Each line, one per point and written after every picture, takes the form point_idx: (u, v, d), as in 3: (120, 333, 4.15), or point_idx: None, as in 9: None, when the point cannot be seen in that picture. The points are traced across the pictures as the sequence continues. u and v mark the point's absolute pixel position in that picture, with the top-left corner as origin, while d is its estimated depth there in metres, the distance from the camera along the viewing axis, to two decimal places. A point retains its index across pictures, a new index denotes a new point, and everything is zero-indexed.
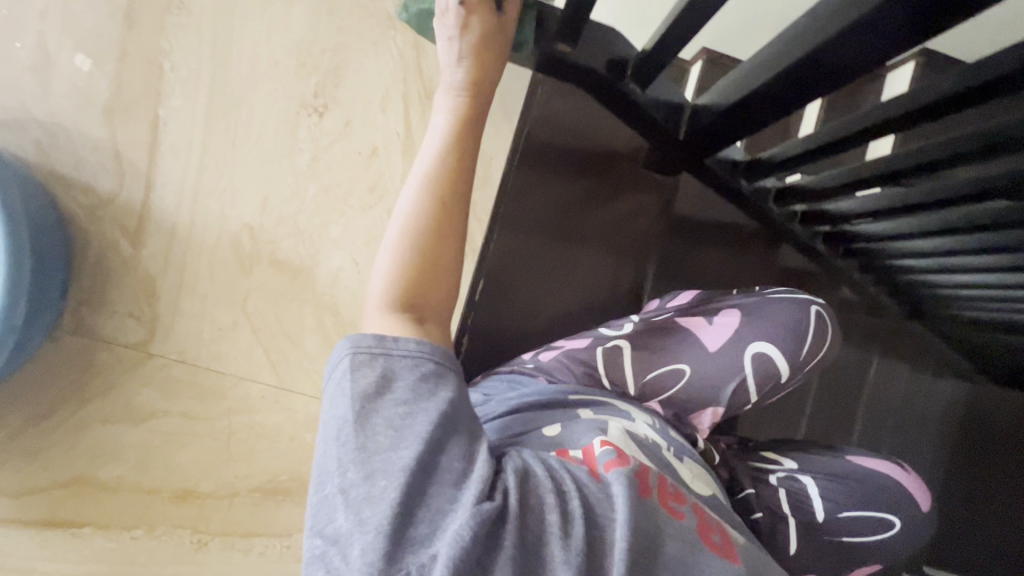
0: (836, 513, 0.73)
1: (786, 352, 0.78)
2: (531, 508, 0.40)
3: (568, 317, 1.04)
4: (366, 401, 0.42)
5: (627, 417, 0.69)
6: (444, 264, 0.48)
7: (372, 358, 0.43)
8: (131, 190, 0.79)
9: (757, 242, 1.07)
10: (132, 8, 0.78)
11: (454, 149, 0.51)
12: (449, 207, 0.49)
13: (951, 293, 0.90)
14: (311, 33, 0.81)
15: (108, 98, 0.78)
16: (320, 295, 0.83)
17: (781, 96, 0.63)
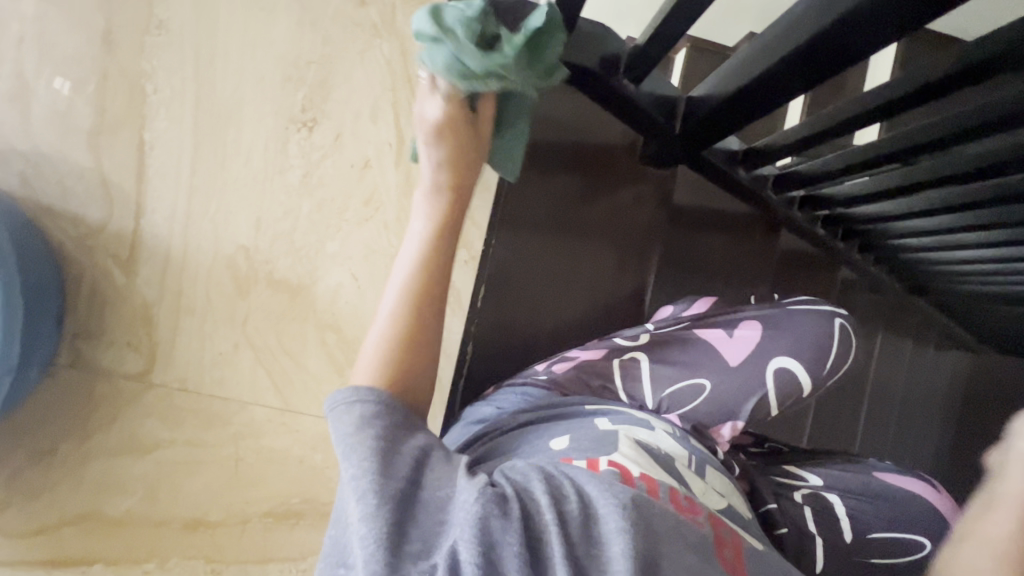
0: (867, 535, 0.69)
1: (810, 367, 0.74)
2: (531, 512, 0.37)
3: (573, 316, 1.03)
4: (350, 436, 0.43)
5: (649, 429, 0.66)
6: (419, 369, 0.50)
7: (351, 407, 0.45)
8: (121, 217, 0.77)
9: (756, 229, 1.09)
10: (110, 31, 0.76)
11: (431, 256, 0.54)
12: (427, 310, 0.52)
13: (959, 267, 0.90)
14: (295, 47, 0.79)
15: (91, 124, 0.76)
16: (322, 313, 0.80)
17: (790, 79, 0.59)
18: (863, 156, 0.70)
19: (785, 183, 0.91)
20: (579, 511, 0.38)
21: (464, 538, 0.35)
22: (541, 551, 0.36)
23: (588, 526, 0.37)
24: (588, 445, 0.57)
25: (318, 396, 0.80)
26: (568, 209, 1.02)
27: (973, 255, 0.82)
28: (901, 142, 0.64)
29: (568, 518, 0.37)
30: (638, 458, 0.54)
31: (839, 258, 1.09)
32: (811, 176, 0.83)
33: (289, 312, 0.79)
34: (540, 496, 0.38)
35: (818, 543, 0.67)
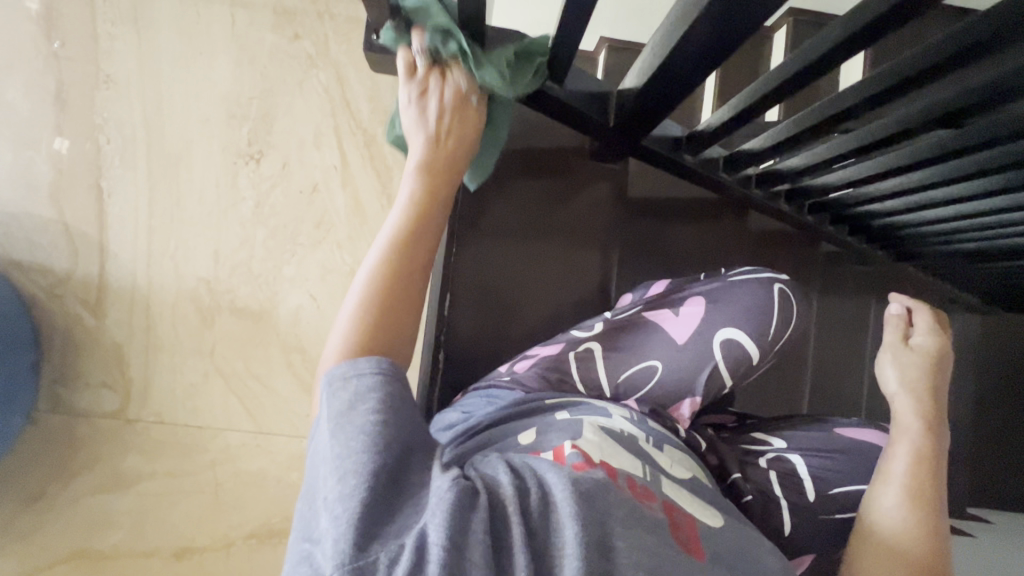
0: (829, 490, 0.70)
1: (753, 334, 0.76)
2: (497, 502, 0.38)
3: (550, 317, 1.04)
4: (339, 417, 0.40)
5: (604, 414, 0.65)
6: (399, 336, 0.48)
7: (345, 381, 0.43)
8: (87, 264, 0.81)
9: (722, 213, 1.11)
10: (62, 91, 0.81)
11: (413, 232, 0.52)
12: (407, 282, 0.50)
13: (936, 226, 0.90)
14: (236, 85, 0.82)
15: (51, 180, 0.81)
16: (285, 334, 0.83)
17: (708, 45, 0.61)
18: (807, 122, 0.69)
19: (738, 161, 0.92)
20: (538, 503, 0.38)
21: (435, 518, 0.35)
22: (505, 536, 0.36)
23: (549, 516, 0.37)
24: (553, 436, 0.56)
25: (290, 416, 0.83)
26: (529, 211, 1.04)
27: (951, 212, 0.83)
28: (835, 105, 0.63)
29: (530, 511, 0.38)
30: (602, 443, 0.51)
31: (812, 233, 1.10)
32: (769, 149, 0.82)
33: (254, 337, 0.82)
34: (504, 488, 0.39)
35: (783, 505, 0.69)
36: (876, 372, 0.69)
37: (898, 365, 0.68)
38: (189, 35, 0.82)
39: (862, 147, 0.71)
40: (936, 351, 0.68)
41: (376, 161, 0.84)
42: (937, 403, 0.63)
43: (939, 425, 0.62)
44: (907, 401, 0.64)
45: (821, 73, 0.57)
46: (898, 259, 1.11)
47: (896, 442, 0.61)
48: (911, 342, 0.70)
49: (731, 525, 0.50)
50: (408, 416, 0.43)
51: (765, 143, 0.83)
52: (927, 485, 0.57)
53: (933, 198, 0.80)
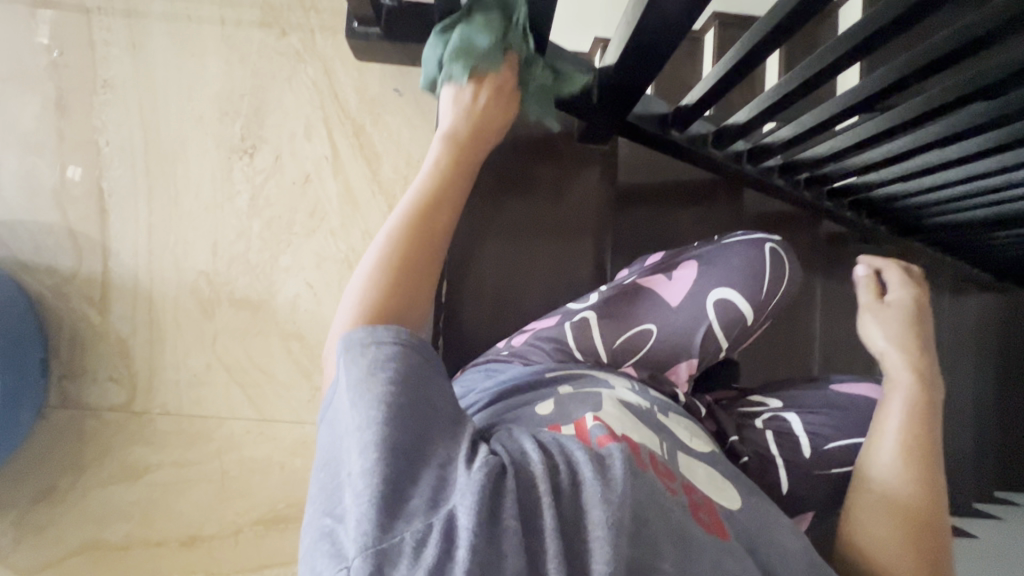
0: (824, 446, 0.66)
1: (748, 293, 0.73)
2: (527, 483, 0.35)
3: (550, 300, 1.02)
4: (360, 387, 0.38)
5: (611, 386, 0.60)
6: (413, 295, 0.48)
7: (366, 350, 0.40)
8: (90, 263, 0.84)
9: (720, 193, 1.12)
10: (62, 97, 0.84)
11: (427, 215, 0.51)
12: (425, 249, 0.50)
13: (945, 194, 0.88)
14: (227, 84, 0.85)
15: (54, 183, 0.84)
16: (283, 322, 0.85)
17: (677, 13, 0.62)
18: (796, 81, 0.68)
19: (723, 135, 0.93)
20: (567, 484, 0.36)
21: (464, 503, 0.33)
22: (534, 521, 0.34)
23: (577, 496, 0.35)
24: (572, 408, 0.52)
25: (291, 403, 0.84)
26: (528, 194, 1.03)
27: (962, 176, 0.80)
28: (824, 60, 0.62)
29: (561, 492, 0.35)
30: (621, 418, 0.50)
31: (812, 209, 1.10)
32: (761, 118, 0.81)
33: (254, 327, 0.84)
34: (534, 465, 0.36)
35: (780, 466, 0.65)
36: (861, 334, 0.67)
37: (881, 324, 0.65)
38: (181, 37, 0.85)
39: (853, 108, 0.71)
40: (913, 304, 0.66)
41: (366, 150, 0.86)
42: (926, 358, 0.60)
43: (931, 373, 0.59)
44: (896, 356, 0.61)
45: (808, 19, 0.57)
46: (901, 233, 1.11)
47: (890, 398, 0.58)
48: (886, 298, 0.68)
49: (748, 510, 0.47)
50: (437, 383, 0.41)
51: (752, 113, 0.83)
52: (922, 441, 0.54)
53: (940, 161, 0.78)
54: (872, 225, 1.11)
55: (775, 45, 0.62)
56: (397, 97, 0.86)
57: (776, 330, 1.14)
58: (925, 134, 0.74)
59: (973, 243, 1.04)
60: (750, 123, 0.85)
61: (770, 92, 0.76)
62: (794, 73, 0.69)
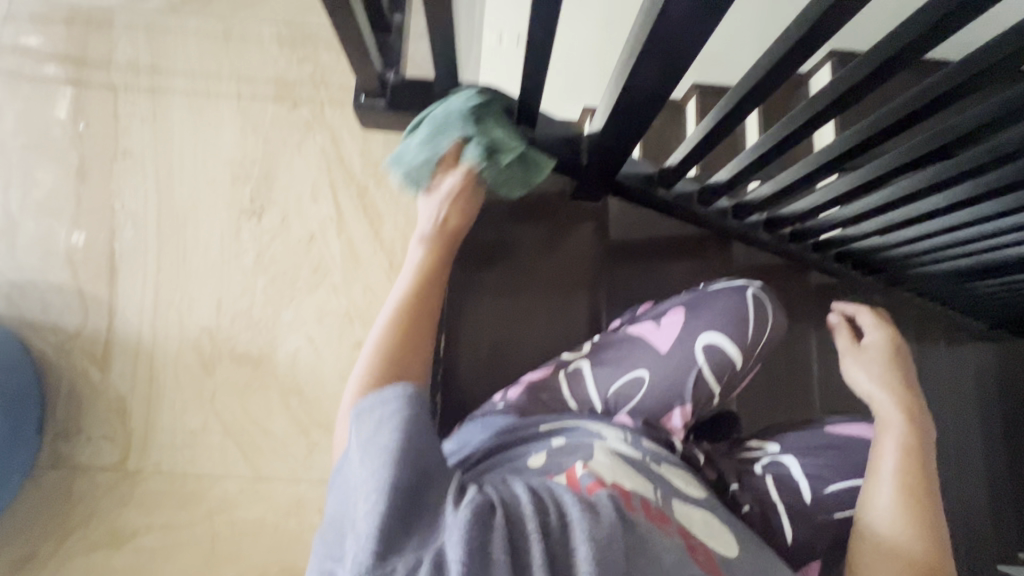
0: (823, 489, 0.66)
1: (735, 337, 0.73)
2: (516, 521, 0.35)
3: (548, 354, 1.03)
4: (368, 435, 0.40)
5: (602, 438, 0.60)
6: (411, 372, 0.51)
7: (375, 401, 0.43)
8: (95, 321, 0.85)
9: (711, 245, 1.16)
10: (83, 165, 0.89)
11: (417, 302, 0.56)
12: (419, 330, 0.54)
13: (926, 244, 0.92)
14: (240, 151, 0.91)
15: (67, 244, 0.87)
16: (283, 377, 0.85)
17: (654, 83, 0.68)
18: (772, 142, 0.74)
19: (707, 193, 0.99)
20: (557, 521, 0.35)
21: (455, 538, 0.33)
22: (524, 558, 0.33)
23: (566, 534, 0.35)
24: (562, 459, 0.52)
25: (287, 460, 0.83)
26: (522, 251, 1.06)
27: (939, 227, 0.84)
28: (796, 121, 0.68)
29: (551, 530, 0.35)
30: (614, 467, 0.50)
31: (797, 261, 1.15)
32: (741, 177, 0.87)
33: (254, 382, 0.85)
34: (524, 503, 0.36)
35: (783, 513, 0.65)
36: (845, 376, 0.68)
37: (863, 367, 0.68)
38: (199, 109, 0.91)
39: (827, 164, 0.76)
40: (889, 346, 0.69)
41: (369, 210, 0.90)
42: (911, 395, 0.63)
43: (920, 417, 0.60)
44: (883, 396, 0.63)
45: (777, 83, 0.62)
46: (890, 283, 1.14)
47: (882, 439, 0.59)
48: (863, 342, 0.71)
49: (748, 556, 0.47)
50: (438, 434, 0.42)
51: (732, 173, 0.89)
52: (917, 478, 0.55)
53: (916, 215, 0.82)
54: (860, 276, 1.15)
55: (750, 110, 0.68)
56: None
57: (772, 380, 1.15)
58: (897, 189, 0.78)
59: (960, 292, 1.07)
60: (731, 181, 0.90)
61: (747, 153, 0.82)
62: (769, 133, 0.74)
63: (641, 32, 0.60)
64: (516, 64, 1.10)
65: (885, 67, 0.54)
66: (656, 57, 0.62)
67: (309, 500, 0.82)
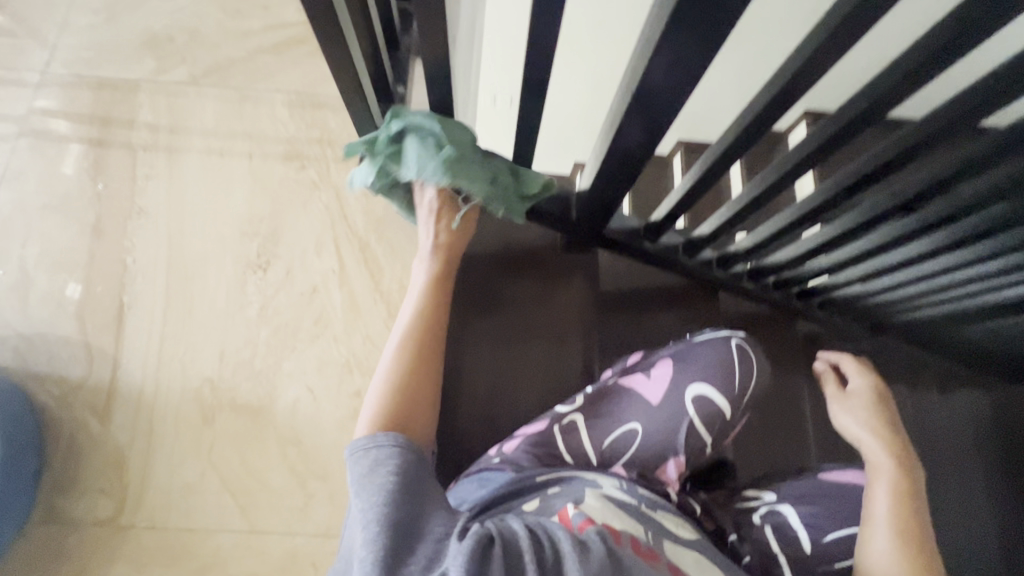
0: (821, 538, 0.67)
1: (722, 388, 0.76)
2: (513, 556, 0.37)
3: (543, 402, 1.05)
4: (363, 478, 0.44)
5: (598, 485, 0.61)
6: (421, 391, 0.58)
7: (366, 447, 0.46)
8: (99, 373, 0.87)
9: (698, 296, 1.19)
10: (99, 223, 0.94)
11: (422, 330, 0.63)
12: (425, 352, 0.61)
13: (905, 291, 0.97)
14: (250, 209, 0.96)
15: (78, 298, 0.90)
16: (282, 427, 0.86)
17: (635, 146, 0.75)
18: (750, 197, 0.80)
19: (692, 244, 1.06)
20: (552, 556, 0.37)
21: (455, 565, 0.36)
22: None
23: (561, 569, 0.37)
24: (556, 503, 0.55)
25: (282, 512, 0.83)
26: (515, 301, 1.09)
27: (914, 275, 0.89)
28: (769, 179, 0.74)
29: (546, 564, 0.37)
30: (604, 509, 0.52)
31: (783, 309, 1.20)
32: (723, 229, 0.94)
33: (252, 432, 0.86)
34: (521, 537, 0.38)
35: (784, 564, 0.66)
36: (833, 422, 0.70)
37: (849, 412, 0.71)
38: (213, 172, 0.97)
39: (801, 219, 0.82)
40: (873, 392, 0.72)
41: (371, 264, 0.95)
42: (897, 438, 0.65)
43: (908, 461, 0.62)
44: (870, 440, 0.65)
45: (747, 146, 0.69)
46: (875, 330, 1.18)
47: (874, 484, 0.60)
48: (848, 388, 0.74)
49: None
50: (427, 472, 0.46)
51: (714, 226, 0.95)
52: (911, 522, 0.56)
53: (890, 263, 0.88)
54: (844, 323, 1.20)
55: (725, 168, 0.75)
56: (400, 218, 0.97)
57: (765, 427, 1.16)
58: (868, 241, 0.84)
59: (939, 334, 1.12)
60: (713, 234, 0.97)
61: (727, 207, 0.89)
62: (747, 189, 0.81)
63: (622, 101, 0.67)
64: (510, 121, 1.18)
65: (840, 136, 0.61)
66: (637, 122, 0.68)
67: (303, 554, 0.82)
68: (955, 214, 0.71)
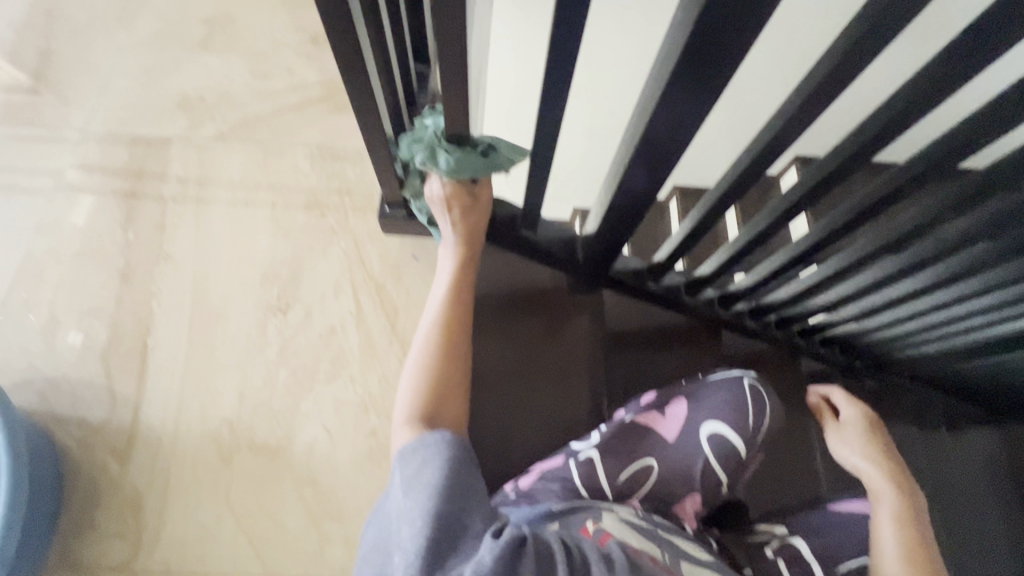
0: (835, 568, 0.68)
1: (736, 427, 0.78)
2: (546, 561, 0.40)
3: (553, 441, 1.06)
4: (412, 473, 0.48)
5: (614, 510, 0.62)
6: (451, 385, 0.63)
7: (416, 446, 0.50)
8: (121, 415, 0.89)
9: (701, 334, 1.23)
10: (128, 270, 0.98)
11: (449, 326, 0.68)
12: (453, 347, 0.66)
13: (903, 327, 1.01)
14: (271, 255, 1.01)
15: (103, 341, 0.94)
16: (298, 469, 0.88)
17: (640, 192, 0.80)
18: (747, 239, 0.85)
19: (694, 285, 1.11)
20: (580, 563, 0.41)
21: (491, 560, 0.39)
22: None
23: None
24: (576, 522, 0.58)
25: (299, 555, 0.85)
26: (524, 340, 1.12)
27: (910, 312, 0.93)
28: (764, 222, 0.80)
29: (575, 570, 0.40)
30: (623, 530, 0.57)
31: (785, 347, 1.24)
32: (723, 269, 0.99)
33: (269, 474, 0.88)
34: (551, 543, 0.41)
35: None
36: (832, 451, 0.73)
37: (846, 442, 0.74)
38: (238, 220, 1.03)
39: (799, 256, 0.87)
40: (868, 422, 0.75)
41: (386, 306, 0.99)
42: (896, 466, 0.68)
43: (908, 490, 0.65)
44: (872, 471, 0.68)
45: (741, 193, 0.75)
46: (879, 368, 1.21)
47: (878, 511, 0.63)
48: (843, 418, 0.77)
49: None
50: (472, 468, 0.49)
51: (714, 267, 1.01)
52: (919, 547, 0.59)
53: (885, 301, 0.92)
54: (846, 360, 1.23)
55: (726, 209, 0.80)
56: (415, 261, 1.01)
57: (772, 464, 1.17)
58: (863, 280, 0.89)
59: (940, 372, 1.15)
60: (715, 273, 1.01)
61: (726, 248, 0.94)
62: (744, 231, 0.86)
63: (628, 147, 0.72)
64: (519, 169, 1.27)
65: (827, 183, 0.66)
66: (642, 167, 0.73)
67: None
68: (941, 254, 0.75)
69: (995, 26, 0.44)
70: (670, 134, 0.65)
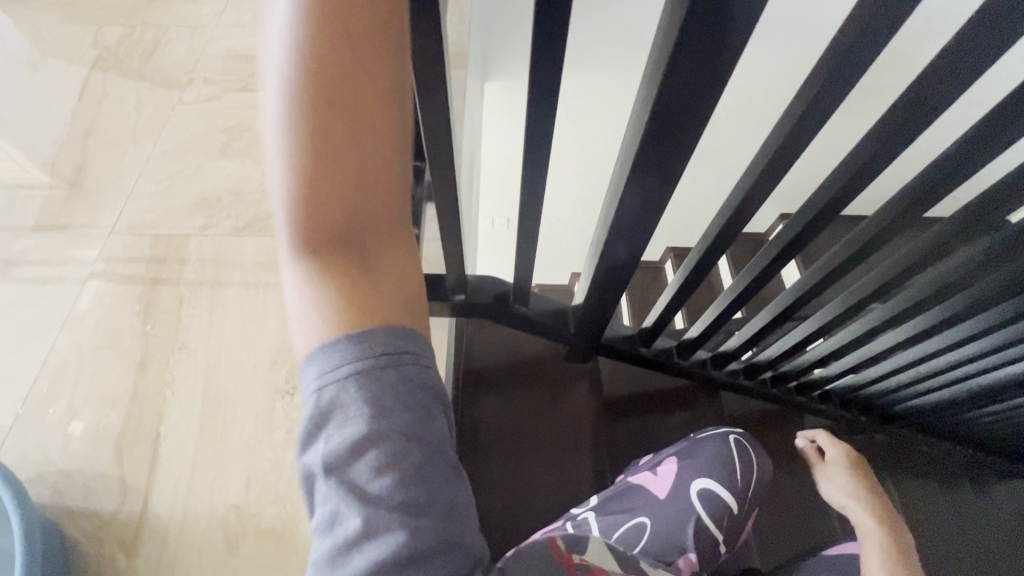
0: None
1: (725, 483, 0.80)
2: None
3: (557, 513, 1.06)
4: (342, 406, 0.34)
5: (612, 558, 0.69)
6: (368, 187, 0.36)
7: (340, 370, 0.35)
8: (130, 505, 0.92)
9: (699, 395, 1.26)
10: (144, 360, 1.04)
11: (329, 71, 0.33)
12: (350, 116, 0.34)
13: (903, 375, 1.04)
14: (280, 340, 1.06)
15: (118, 431, 0.97)
16: (303, 553, 0.89)
17: (624, 263, 0.87)
18: (738, 292, 0.91)
19: (687, 347, 1.14)
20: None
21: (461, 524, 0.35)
22: None
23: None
24: None
25: None
26: (524, 410, 1.14)
27: (908, 359, 0.97)
28: (751, 277, 0.87)
29: None
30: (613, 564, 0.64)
31: (786, 404, 1.25)
32: (716, 326, 1.03)
33: (275, 559, 0.88)
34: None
35: None
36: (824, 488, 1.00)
37: (833, 480, 1.01)
38: (249, 306, 1.09)
39: (788, 309, 0.92)
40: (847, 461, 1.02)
41: None
42: (873, 497, 0.95)
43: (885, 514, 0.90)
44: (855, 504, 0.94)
45: (722, 250, 0.82)
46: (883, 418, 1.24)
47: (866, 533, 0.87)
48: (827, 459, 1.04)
49: None
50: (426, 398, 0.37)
51: (706, 325, 1.05)
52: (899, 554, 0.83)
53: (880, 348, 0.96)
54: (845, 413, 1.26)
55: (708, 268, 0.87)
56: None
57: (773, 522, 1.20)
58: (856, 329, 0.93)
59: (935, 417, 1.19)
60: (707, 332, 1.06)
61: (716, 305, 0.99)
62: (733, 285, 0.92)
63: (606, 223, 0.79)
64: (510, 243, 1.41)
65: (811, 230, 0.72)
66: (622, 239, 0.80)
67: None
68: (926, 299, 0.80)
69: (906, 114, 0.52)
70: (641, 214, 0.73)
